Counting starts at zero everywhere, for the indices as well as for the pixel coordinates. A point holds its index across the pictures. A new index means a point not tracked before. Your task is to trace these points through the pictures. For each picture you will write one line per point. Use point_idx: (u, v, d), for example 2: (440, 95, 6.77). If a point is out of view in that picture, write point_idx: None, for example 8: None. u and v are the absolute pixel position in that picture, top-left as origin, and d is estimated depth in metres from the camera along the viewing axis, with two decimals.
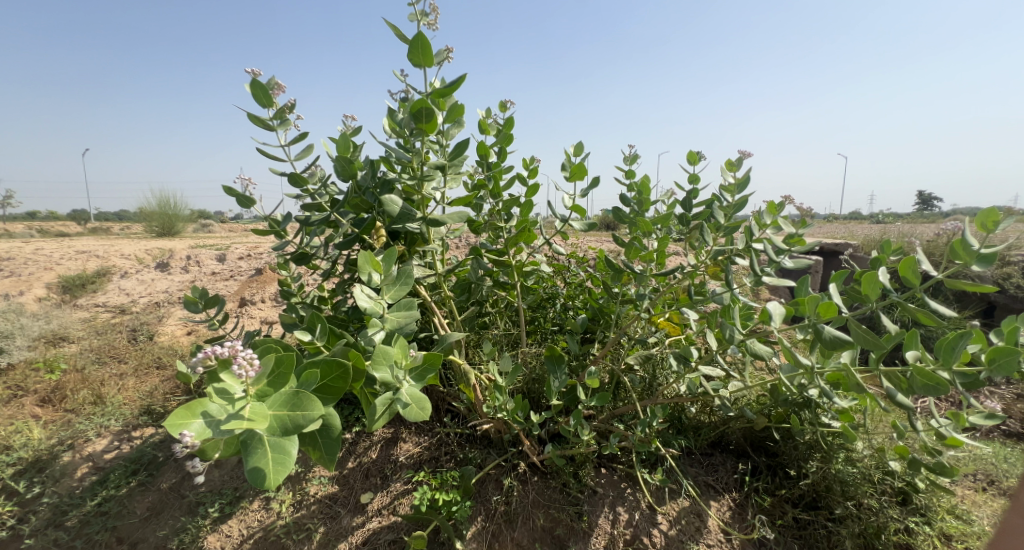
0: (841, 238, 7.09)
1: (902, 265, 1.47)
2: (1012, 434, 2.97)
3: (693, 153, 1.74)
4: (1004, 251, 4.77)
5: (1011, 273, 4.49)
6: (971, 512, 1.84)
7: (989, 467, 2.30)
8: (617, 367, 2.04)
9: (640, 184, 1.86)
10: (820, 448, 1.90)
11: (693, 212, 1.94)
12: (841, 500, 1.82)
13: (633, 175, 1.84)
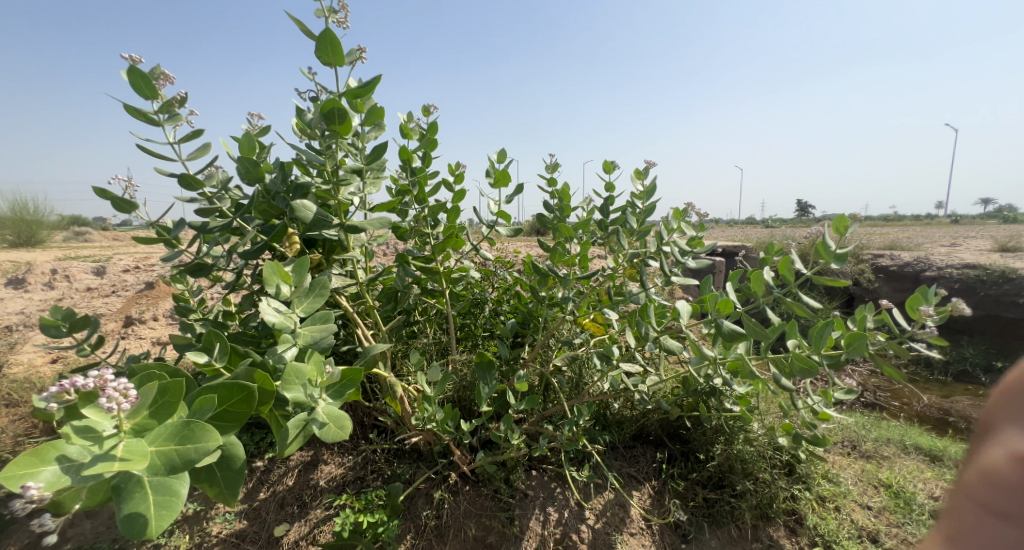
0: (737, 241, 7.95)
1: (780, 264, 1.69)
2: (869, 406, 3.52)
3: (608, 162, 1.84)
4: (858, 250, 5.67)
5: (863, 269, 5.34)
6: (838, 474, 2.15)
7: (853, 434, 2.70)
8: (545, 369, 2.09)
9: (561, 191, 1.93)
10: (724, 431, 2.10)
11: (611, 217, 2.05)
12: (741, 478, 2.02)
13: (554, 182, 1.90)
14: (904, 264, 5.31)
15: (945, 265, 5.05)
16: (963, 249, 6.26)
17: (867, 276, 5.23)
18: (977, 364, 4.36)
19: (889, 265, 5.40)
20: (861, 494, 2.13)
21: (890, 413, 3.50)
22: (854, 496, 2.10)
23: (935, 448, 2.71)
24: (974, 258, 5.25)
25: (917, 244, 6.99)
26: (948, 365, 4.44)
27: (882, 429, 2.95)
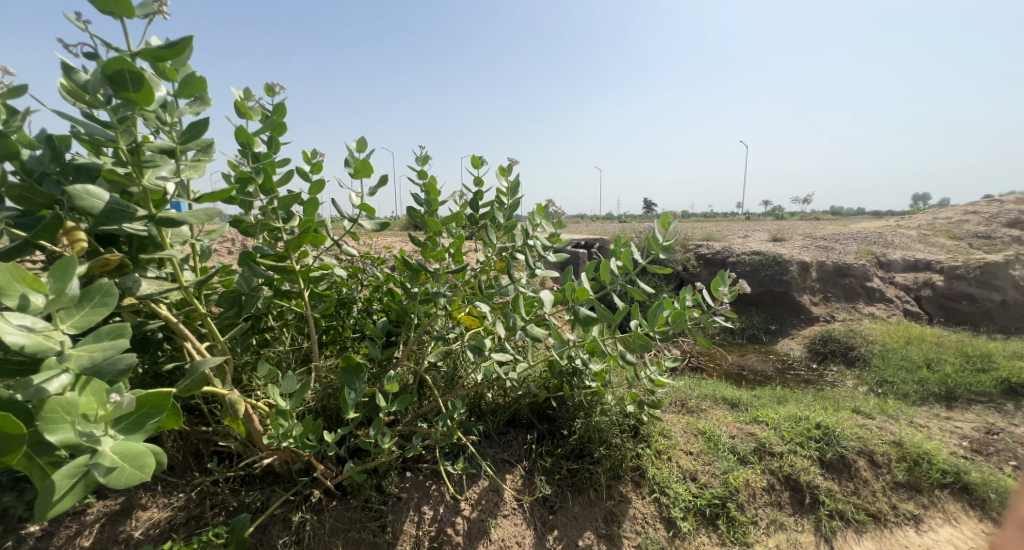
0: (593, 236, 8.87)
1: (622, 255, 1.93)
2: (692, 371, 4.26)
3: (476, 158, 1.86)
4: (683, 242, 6.81)
5: (686, 258, 6.44)
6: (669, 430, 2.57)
7: (680, 396, 3.25)
8: (419, 367, 2.02)
9: (429, 185, 1.88)
10: (583, 406, 2.32)
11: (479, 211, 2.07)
12: (598, 445, 2.26)
13: (423, 175, 1.83)
14: (716, 252, 6.55)
15: (742, 252, 6.37)
16: (753, 239, 7.96)
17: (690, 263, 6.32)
18: (762, 328, 5.59)
19: (706, 253, 6.59)
20: (686, 443, 2.58)
21: (706, 373, 4.30)
22: (681, 445, 2.53)
23: (736, 397, 3.42)
24: (760, 246, 6.71)
25: (724, 235, 8.67)
26: (744, 330, 5.63)
27: (701, 387, 3.61)
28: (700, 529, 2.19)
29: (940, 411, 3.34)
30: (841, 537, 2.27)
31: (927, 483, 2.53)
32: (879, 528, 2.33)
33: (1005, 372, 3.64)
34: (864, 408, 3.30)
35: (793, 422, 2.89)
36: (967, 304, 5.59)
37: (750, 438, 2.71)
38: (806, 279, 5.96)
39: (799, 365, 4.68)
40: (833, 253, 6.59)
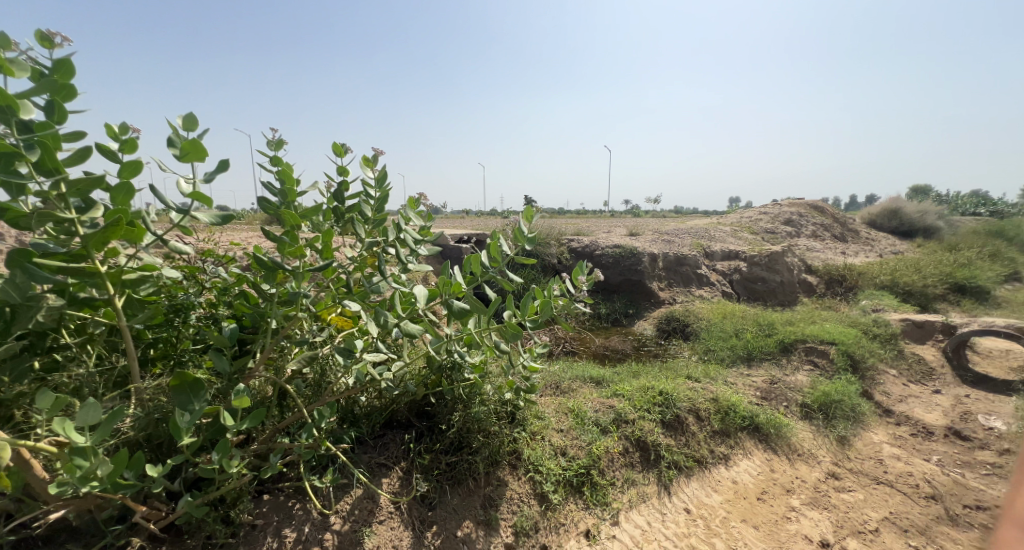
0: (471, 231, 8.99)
1: (491, 247, 2.01)
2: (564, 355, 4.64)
3: (339, 144, 1.69)
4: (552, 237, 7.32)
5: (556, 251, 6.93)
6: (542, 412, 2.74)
7: (551, 380, 3.49)
8: (279, 377, 1.71)
9: (283, 171, 1.58)
10: (462, 399, 2.32)
11: (345, 204, 1.88)
12: (476, 436, 2.29)
13: (278, 161, 1.53)
14: (584, 246, 7.15)
15: (605, 245, 7.07)
16: (614, 234, 8.90)
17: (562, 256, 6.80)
18: (621, 313, 6.29)
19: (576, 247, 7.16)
20: (558, 423, 2.78)
21: (576, 356, 4.70)
22: (553, 425, 2.72)
23: (601, 375, 3.79)
24: (619, 240, 7.53)
25: (590, 230, 9.51)
26: (608, 315, 6.27)
27: (572, 369, 3.93)
28: (568, 498, 2.39)
29: (745, 369, 4.20)
30: (676, 483, 2.70)
31: (734, 428, 3.16)
32: (703, 470, 2.84)
33: (783, 334, 4.73)
34: (695, 373, 3.97)
35: (642, 392, 3.32)
36: (763, 285, 7.09)
37: (609, 411, 3.04)
38: (655, 268, 6.85)
39: (650, 342, 5.41)
40: (674, 245, 7.71)
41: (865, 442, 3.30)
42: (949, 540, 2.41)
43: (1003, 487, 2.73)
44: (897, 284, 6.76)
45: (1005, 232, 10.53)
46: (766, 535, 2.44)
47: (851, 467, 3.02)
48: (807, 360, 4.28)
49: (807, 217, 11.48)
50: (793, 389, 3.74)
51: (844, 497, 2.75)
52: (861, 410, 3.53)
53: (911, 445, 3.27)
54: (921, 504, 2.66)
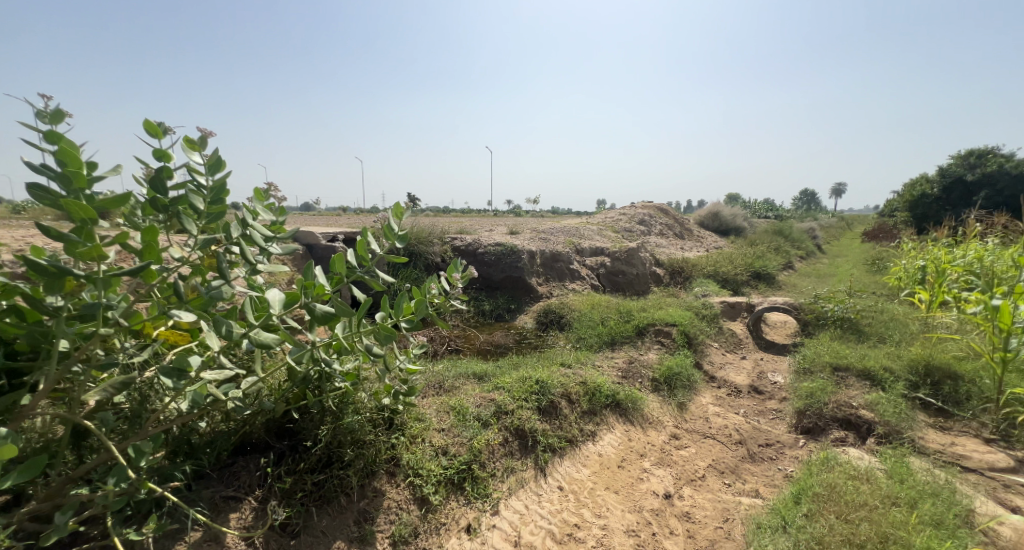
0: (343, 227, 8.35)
1: (358, 245, 1.92)
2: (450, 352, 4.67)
3: (153, 123, 1.41)
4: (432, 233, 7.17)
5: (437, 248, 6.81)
6: (422, 413, 2.70)
7: (433, 380, 3.49)
8: (75, 413, 1.31)
9: (66, 151, 1.24)
10: (331, 411, 2.11)
11: (168, 197, 1.47)
12: (348, 449, 2.12)
13: (54, 135, 1.19)
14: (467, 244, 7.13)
15: (487, 243, 7.14)
16: (494, 231, 9.08)
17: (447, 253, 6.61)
18: (504, 308, 6.37)
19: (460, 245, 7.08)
20: (438, 422, 2.77)
21: (459, 353, 4.69)
22: (433, 425, 2.69)
23: (485, 370, 3.85)
24: (499, 238, 7.69)
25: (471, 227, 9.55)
26: (492, 311, 6.33)
27: (456, 367, 3.92)
28: (450, 496, 2.39)
29: (609, 353, 4.74)
30: (550, 464, 2.89)
31: (599, 406, 3.51)
32: (574, 449, 3.09)
33: (638, 319, 5.38)
34: (568, 361, 4.29)
35: (521, 382, 3.47)
36: (623, 277, 7.97)
37: (490, 404, 3.11)
38: (533, 264, 7.14)
39: (530, 334, 5.65)
40: (550, 242, 8.13)
41: (696, 404, 3.96)
42: (751, 473, 3.01)
43: (785, 425, 3.52)
44: (720, 273, 8.23)
45: (786, 232, 13.61)
46: (625, 497, 2.74)
47: (688, 428, 3.59)
48: (656, 341, 4.96)
49: (655, 218, 13.25)
50: (646, 366, 4.32)
51: (683, 453, 3.25)
52: (694, 379, 4.22)
53: (729, 402, 4.02)
54: (734, 448, 3.28)
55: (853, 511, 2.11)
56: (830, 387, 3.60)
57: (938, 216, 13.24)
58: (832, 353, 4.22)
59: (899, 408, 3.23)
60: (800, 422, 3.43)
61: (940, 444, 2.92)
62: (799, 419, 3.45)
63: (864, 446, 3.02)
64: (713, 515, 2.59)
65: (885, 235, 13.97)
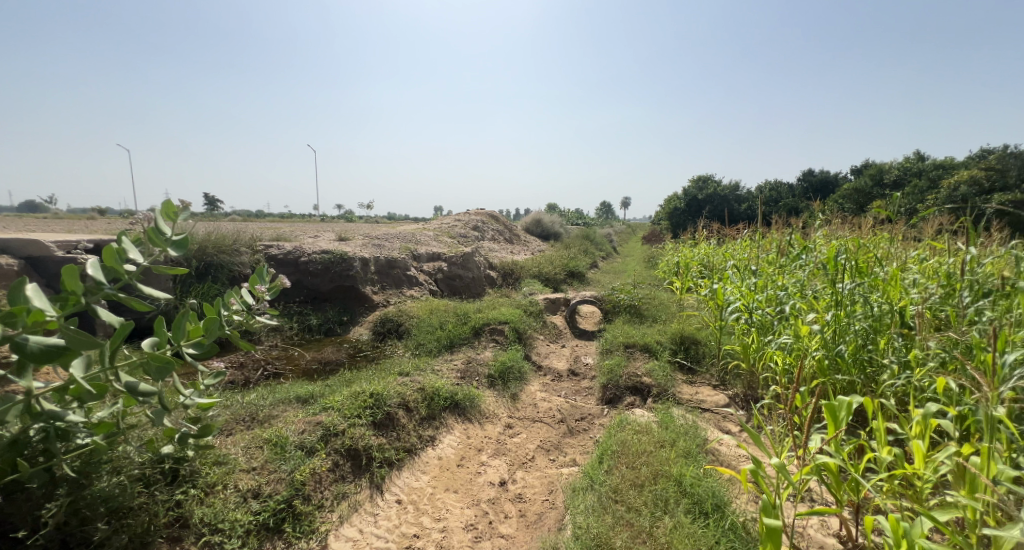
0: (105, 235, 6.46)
1: (106, 254, 1.56)
2: (272, 376, 4.11)
3: None
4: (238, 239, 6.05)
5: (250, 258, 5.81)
6: (225, 453, 2.31)
7: (246, 412, 3.04)
8: None
9: None
10: (61, 480, 1.60)
11: None
12: (95, 524, 1.64)
13: None
14: (286, 252, 6.29)
15: (311, 251, 6.41)
16: (320, 238, 8.23)
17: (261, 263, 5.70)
18: (335, 321, 5.84)
19: (276, 253, 6.20)
20: (249, 462, 2.39)
21: (281, 376, 4.15)
22: (242, 465, 2.33)
23: (310, 391, 3.49)
24: (326, 245, 7.01)
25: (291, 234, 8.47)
26: (321, 326, 5.72)
27: (275, 393, 3.46)
28: (264, 545, 2.09)
29: (448, 356, 4.85)
30: (387, 479, 2.81)
31: (437, 411, 3.56)
32: (412, 458, 3.07)
33: (474, 320, 5.61)
34: (406, 369, 4.22)
35: (352, 398, 3.27)
36: (460, 281, 8.06)
37: (316, 428, 2.84)
38: (367, 272, 6.70)
39: (366, 346, 5.34)
40: (384, 248, 7.77)
41: (526, 393, 4.33)
42: (570, 445, 3.38)
43: (595, 399, 4.15)
44: (542, 273, 9.19)
45: (590, 237, 16.06)
46: (463, 494, 2.80)
47: (520, 416, 3.89)
48: (491, 339, 5.28)
49: (486, 224, 13.99)
50: (481, 364, 4.57)
51: (514, 440, 3.50)
52: (524, 370, 4.63)
53: (552, 387, 4.53)
54: (557, 427, 3.68)
55: (638, 459, 2.65)
56: (623, 362, 4.41)
57: (687, 224, 17.48)
58: (624, 335, 5.17)
59: (668, 371, 4.16)
60: (604, 394, 4.09)
61: (691, 393, 3.87)
62: (603, 392, 4.12)
63: (646, 405, 3.78)
64: (539, 490, 2.83)
65: (655, 239, 17.80)
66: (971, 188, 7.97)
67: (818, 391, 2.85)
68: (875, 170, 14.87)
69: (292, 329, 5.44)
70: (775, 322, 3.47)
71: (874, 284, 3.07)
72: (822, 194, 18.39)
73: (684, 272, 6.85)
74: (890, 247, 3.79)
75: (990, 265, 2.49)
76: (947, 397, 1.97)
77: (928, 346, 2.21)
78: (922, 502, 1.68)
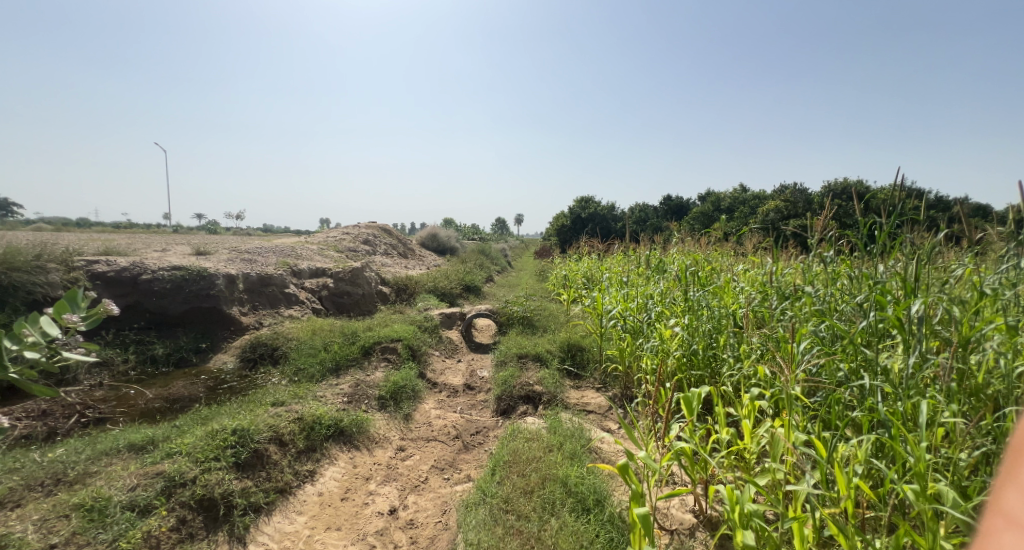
0: None
1: None
2: (90, 423, 3.35)
3: None
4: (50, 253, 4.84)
5: (77, 277, 4.71)
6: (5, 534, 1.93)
7: (53, 471, 2.47)
8: None
9: None
10: None
11: None
12: None
13: None
14: (120, 269, 5.16)
15: (158, 267, 5.41)
16: (170, 252, 6.98)
17: (81, 284, 4.62)
18: (190, 349, 4.99)
19: (104, 271, 5.05)
20: (42, 534, 2.00)
21: (108, 423, 3.40)
22: (32, 540, 1.95)
23: (149, 435, 2.91)
24: (178, 259, 5.99)
25: (129, 246, 7.03)
26: (169, 357, 4.83)
27: (95, 444, 2.82)
28: None
29: (333, 381, 4.47)
30: (253, 526, 2.46)
31: (317, 442, 3.25)
32: (286, 499, 2.74)
33: (362, 340, 5.25)
34: (280, 398, 3.78)
35: (208, 439, 2.84)
36: (348, 298, 7.48)
37: (155, 480, 2.43)
38: (234, 291, 5.88)
39: (231, 376, 4.65)
40: (256, 263, 6.93)
41: (420, 412, 4.16)
42: (465, 461, 3.30)
43: (490, 411, 4.17)
44: (437, 288, 9.02)
45: (485, 251, 16.34)
46: (347, 530, 2.56)
47: (413, 437, 3.70)
48: (382, 359, 5.01)
49: (377, 238, 13.34)
50: (371, 386, 4.30)
51: (406, 464, 3.31)
52: (418, 389, 4.45)
53: (448, 403, 4.42)
54: (452, 444, 3.58)
55: (527, 466, 2.72)
56: (517, 372, 4.52)
57: (572, 239, 18.80)
58: (517, 346, 5.32)
59: (557, 378, 4.37)
60: (499, 405, 4.14)
61: (578, 397, 4.11)
62: (498, 404, 4.17)
63: (538, 412, 3.90)
64: (432, 513, 2.70)
65: (546, 254, 18.83)
66: (778, 215, 9.95)
67: (678, 386, 3.26)
68: (716, 197, 17.71)
69: (126, 362, 4.50)
70: (644, 326, 3.88)
71: (715, 292, 3.64)
72: (676, 215, 21.39)
73: (571, 284, 7.31)
74: (727, 261, 4.54)
75: (788, 274, 3.13)
76: (764, 382, 2.40)
77: (752, 341, 2.68)
78: (750, 471, 2.03)
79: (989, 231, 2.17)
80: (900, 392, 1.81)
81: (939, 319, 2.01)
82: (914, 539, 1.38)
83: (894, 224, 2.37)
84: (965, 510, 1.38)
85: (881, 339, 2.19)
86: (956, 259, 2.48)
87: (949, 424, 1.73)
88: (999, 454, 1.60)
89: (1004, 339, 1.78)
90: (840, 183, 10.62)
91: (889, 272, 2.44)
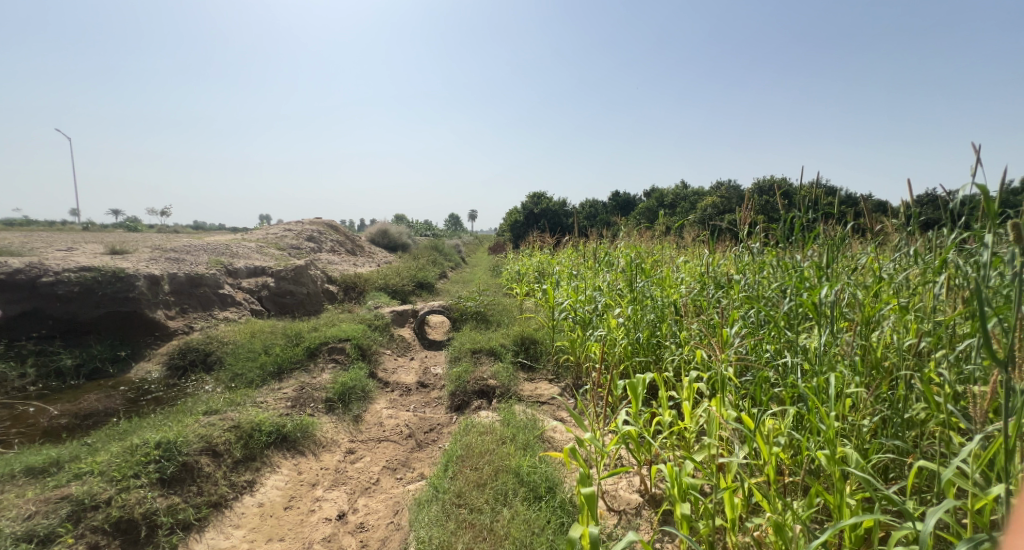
0: None
1: None
2: None
3: None
4: None
5: None
6: None
7: None
8: None
9: None
10: None
11: None
12: None
13: None
14: (13, 271, 4.56)
15: (62, 268, 4.83)
16: (78, 251, 6.25)
17: None
18: (105, 358, 4.51)
19: None
20: None
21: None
22: None
23: (52, 456, 2.61)
24: (88, 259, 5.39)
25: (27, 246, 6.23)
26: (78, 368, 4.34)
27: None
28: None
29: (275, 385, 4.21)
30: (183, 545, 2.27)
31: (255, 451, 3.05)
32: (221, 513, 2.55)
33: (307, 341, 4.99)
34: (214, 406, 3.51)
35: (126, 456, 2.59)
36: (291, 297, 7.07)
37: (59, 505, 2.19)
38: (158, 292, 5.37)
39: (156, 387, 4.25)
40: (184, 262, 6.39)
41: (371, 412, 4.02)
42: (418, 459, 3.24)
43: (444, 407, 4.12)
44: (388, 285, 8.76)
45: (438, 247, 16.09)
46: (292, 540, 2.43)
47: (364, 438, 3.58)
48: (330, 360, 4.80)
49: (323, 234, 12.75)
50: (318, 389, 4.11)
51: (356, 466, 3.19)
52: (369, 389, 4.31)
53: (400, 402, 4.31)
54: (404, 443, 3.49)
55: (480, 460, 2.71)
56: (470, 368, 4.49)
57: (525, 235, 18.94)
58: (471, 341, 5.28)
59: (510, 372, 4.38)
60: (453, 402, 4.10)
61: (531, 389, 4.15)
62: (452, 400, 4.12)
63: (492, 406, 3.89)
64: (383, 514, 2.62)
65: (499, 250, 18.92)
66: (716, 209, 10.57)
67: (625, 373, 3.37)
68: (660, 193, 18.57)
69: (24, 377, 4.02)
70: (593, 317, 3.98)
71: (658, 282, 3.79)
72: (624, 210, 22.18)
73: (523, 278, 7.36)
74: (669, 253, 4.74)
75: (722, 264, 3.33)
76: (702, 365, 2.53)
77: (691, 328, 2.82)
78: (690, 449, 2.12)
79: (886, 223, 2.41)
80: (815, 369, 1.97)
81: (846, 302, 2.20)
82: (824, 498, 1.51)
83: (811, 218, 2.57)
84: (867, 470, 1.52)
85: (800, 321, 2.37)
86: (860, 248, 2.74)
87: (854, 395, 1.90)
88: (893, 418, 1.79)
89: (898, 318, 1.99)
90: (767, 179, 11.54)
91: (806, 261, 2.64)
